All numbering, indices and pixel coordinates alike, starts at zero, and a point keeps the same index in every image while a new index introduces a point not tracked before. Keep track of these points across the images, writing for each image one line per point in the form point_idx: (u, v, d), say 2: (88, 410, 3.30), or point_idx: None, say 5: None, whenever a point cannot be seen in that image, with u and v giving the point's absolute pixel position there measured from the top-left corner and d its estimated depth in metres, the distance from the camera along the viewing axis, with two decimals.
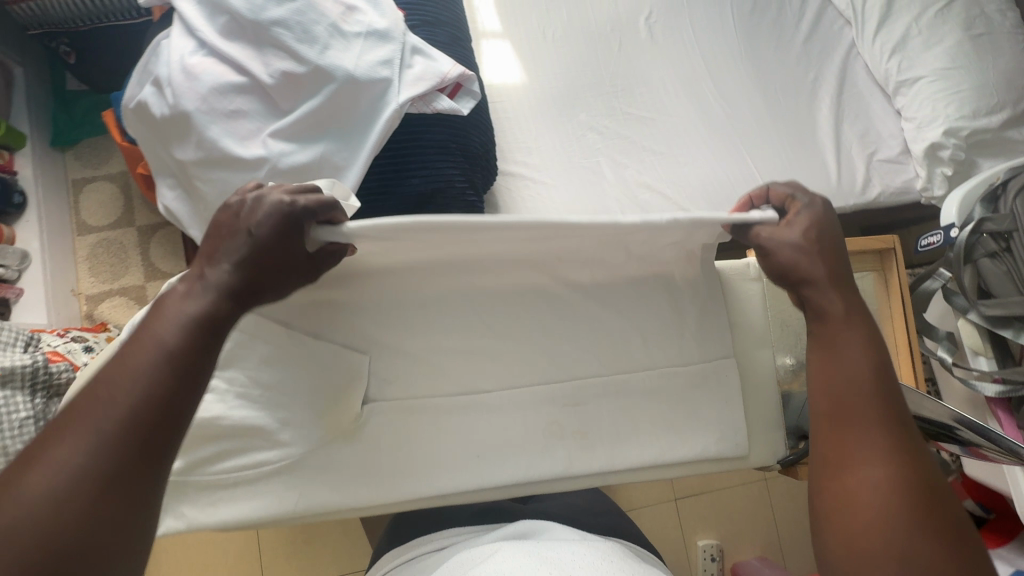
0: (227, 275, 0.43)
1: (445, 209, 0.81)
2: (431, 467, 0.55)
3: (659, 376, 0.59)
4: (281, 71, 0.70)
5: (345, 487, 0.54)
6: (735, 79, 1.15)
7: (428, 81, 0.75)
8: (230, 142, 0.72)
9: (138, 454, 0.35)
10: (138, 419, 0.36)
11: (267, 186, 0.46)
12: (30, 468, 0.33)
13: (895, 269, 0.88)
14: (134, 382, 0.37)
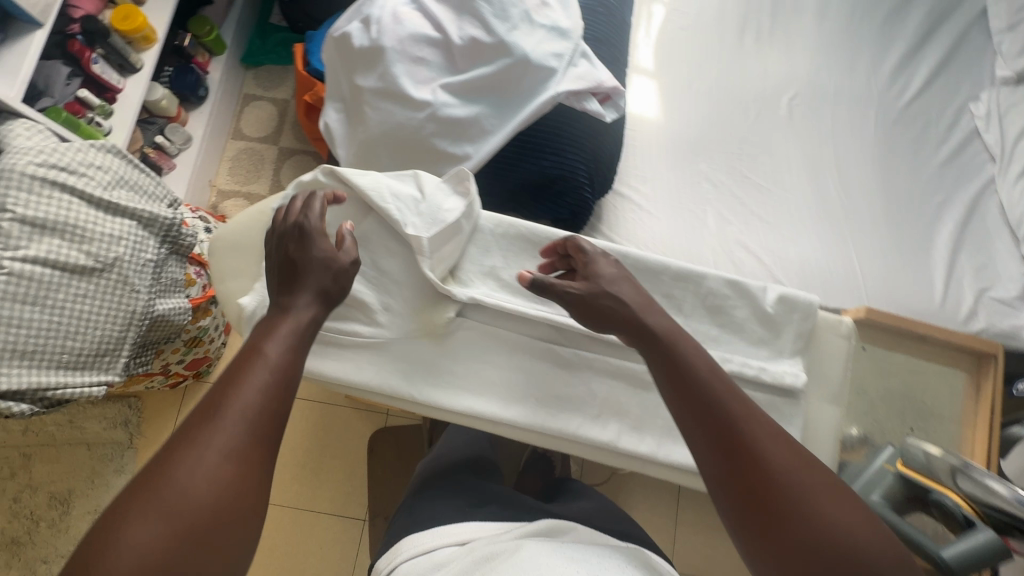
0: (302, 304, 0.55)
1: (562, 197, 0.88)
2: (489, 394, 0.59)
3: None
4: (470, 37, 0.81)
5: (410, 382, 0.59)
6: (860, 177, 1.16)
7: (587, 82, 0.83)
8: (407, 82, 0.83)
9: (271, 438, 0.50)
10: (273, 412, 0.50)
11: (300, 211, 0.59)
12: (189, 445, 0.46)
13: (988, 376, 0.95)
14: (267, 381, 0.50)
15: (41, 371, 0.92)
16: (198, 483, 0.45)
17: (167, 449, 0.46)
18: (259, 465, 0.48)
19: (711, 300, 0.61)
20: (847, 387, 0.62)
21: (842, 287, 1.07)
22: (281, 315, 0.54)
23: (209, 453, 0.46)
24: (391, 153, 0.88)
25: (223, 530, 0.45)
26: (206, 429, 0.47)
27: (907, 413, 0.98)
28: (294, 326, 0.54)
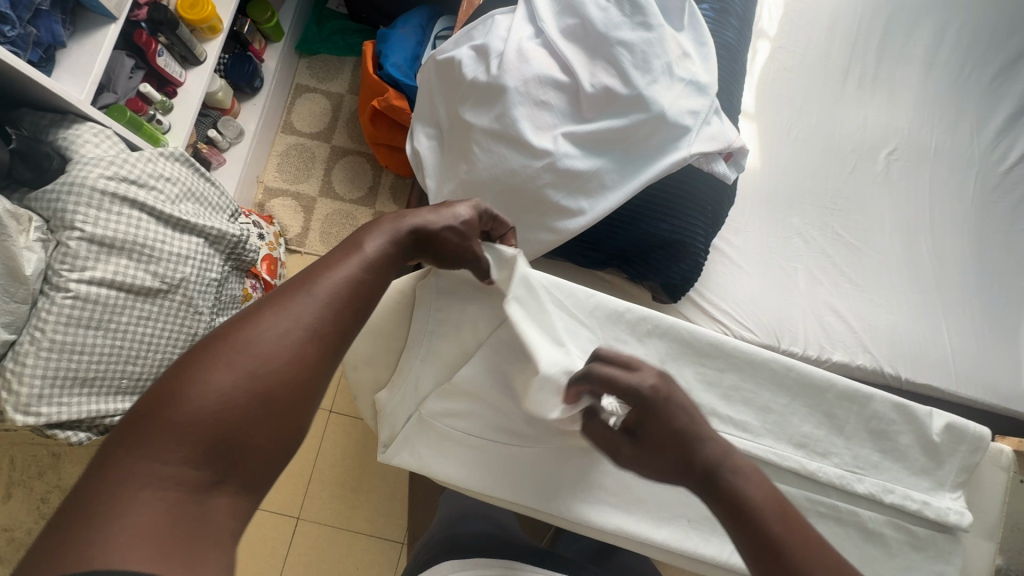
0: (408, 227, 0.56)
1: (676, 261, 0.83)
2: (618, 506, 0.65)
3: (886, 523, 0.57)
4: (604, 86, 0.74)
5: (546, 490, 0.65)
6: (954, 244, 1.12)
7: (720, 143, 0.77)
8: (527, 126, 0.76)
9: (349, 333, 0.48)
10: (353, 308, 0.49)
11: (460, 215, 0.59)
12: (279, 307, 0.45)
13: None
14: (357, 274, 0.50)
15: (100, 399, 0.85)
16: (280, 347, 0.43)
17: (256, 307, 0.45)
18: (336, 350, 0.47)
19: (874, 424, 0.58)
20: (1000, 521, 0.59)
21: (932, 360, 1.04)
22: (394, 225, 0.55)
23: (294, 317, 0.45)
24: (498, 200, 0.81)
25: (294, 401, 0.43)
26: (297, 294, 0.46)
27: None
28: (390, 234, 0.54)
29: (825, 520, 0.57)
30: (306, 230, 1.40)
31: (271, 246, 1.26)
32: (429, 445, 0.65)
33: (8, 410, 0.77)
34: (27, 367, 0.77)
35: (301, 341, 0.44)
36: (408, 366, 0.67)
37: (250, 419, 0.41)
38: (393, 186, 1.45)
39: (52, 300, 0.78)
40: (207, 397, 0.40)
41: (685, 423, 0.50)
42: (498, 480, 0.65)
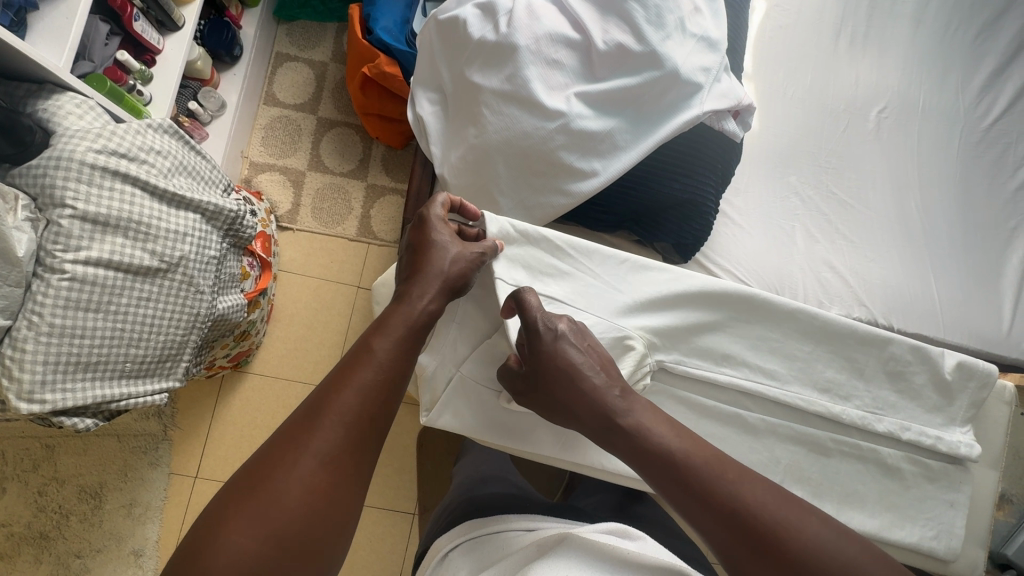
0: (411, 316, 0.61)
1: (687, 221, 0.83)
2: None
3: (902, 458, 0.60)
4: (617, 42, 0.73)
5: (578, 445, 0.68)
6: (941, 198, 1.16)
7: (731, 100, 0.78)
8: (539, 87, 0.75)
9: (360, 456, 0.55)
10: (364, 429, 0.56)
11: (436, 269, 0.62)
12: (300, 444, 0.53)
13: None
14: (365, 396, 0.56)
15: (103, 384, 0.82)
16: (297, 486, 0.51)
17: (278, 447, 0.53)
18: (351, 472, 0.54)
19: (892, 365, 0.60)
20: (1004, 451, 0.63)
21: (921, 310, 1.09)
22: (404, 326, 0.60)
23: (311, 455, 0.53)
24: (511, 164, 0.80)
25: (312, 534, 0.51)
26: (315, 430, 0.54)
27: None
28: (395, 337, 0.60)
29: (846, 459, 0.60)
30: (298, 206, 1.37)
31: (263, 223, 1.22)
32: (469, 407, 0.67)
33: (9, 398, 0.74)
34: (27, 355, 0.74)
35: (316, 475, 0.52)
36: (444, 331, 0.67)
37: (279, 558, 0.49)
38: (384, 158, 1.42)
39: (48, 282, 0.75)
40: (236, 547, 0.48)
41: (574, 359, 0.58)
42: (545, 435, 0.68)
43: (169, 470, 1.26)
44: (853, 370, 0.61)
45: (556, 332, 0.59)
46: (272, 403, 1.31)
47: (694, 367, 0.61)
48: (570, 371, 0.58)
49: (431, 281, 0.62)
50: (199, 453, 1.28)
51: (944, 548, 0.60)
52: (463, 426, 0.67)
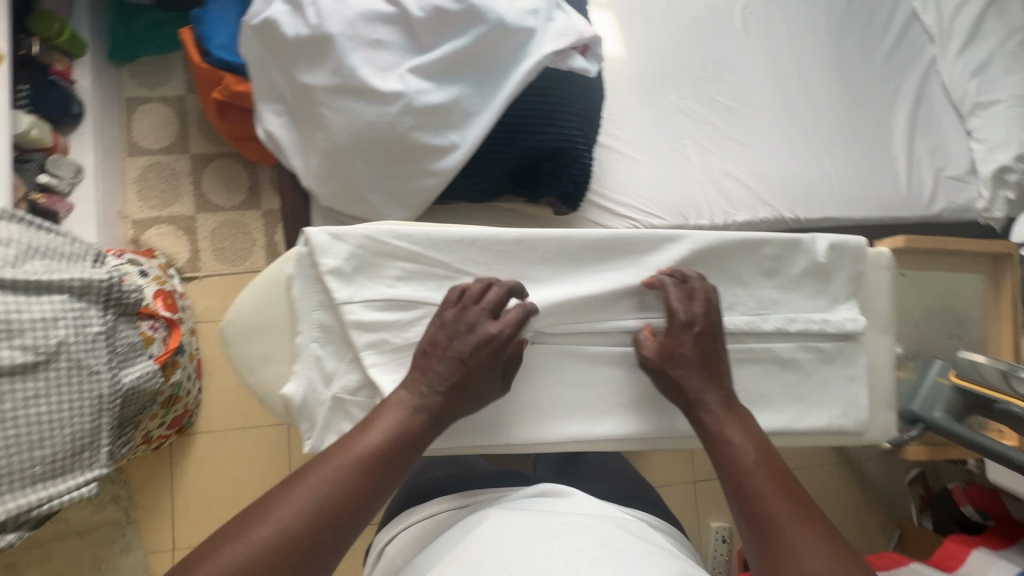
0: (428, 398, 0.49)
1: (561, 169, 0.81)
2: (558, 415, 0.59)
3: (795, 349, 0.61)
4: (433, 7, 0.69)
5: (479, 430, 0.58)
6: (819, 79, 1.18)
7: (570, 37, 0.75)
8: (369, 72, 0.71)
9: (313, 564, 0.42)
10: (324, 528, 0.43)
11: (466, 337, 0.50)
12: (255, 523, 0.42)
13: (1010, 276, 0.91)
14: (342, 486, 0.45)
15: (16, 494, 0.78)
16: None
17: (235, 521, 0.43)
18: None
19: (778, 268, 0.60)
20: (892, 315, 0.65)
21: (822, 195, 1.11)
22: (410, 413, 0.49)
23: (255, 545, 0.41)
24: (368, 158, 0.76)
25: None
26: (278, 514, 0.42)
27: (946, 318, 0.90)
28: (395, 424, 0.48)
29: (745, 364, 0.61)
30: (196, 253, 1.30)
31: (160, 280, 1.15)
32: None
33: None
34: None
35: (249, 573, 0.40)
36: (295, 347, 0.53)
37: None
38: (273, 180, 1.35)
39: None
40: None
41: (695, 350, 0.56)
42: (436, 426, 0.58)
43: (143, 551, 1.23)
44: (730, 279, 0.61)
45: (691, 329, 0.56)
46: (227, 457, 1.27)
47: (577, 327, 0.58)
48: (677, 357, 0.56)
49: (449, 364, 0.50)
50: (170, 526, 1.24)
51: (854, 424, 0.61)
52: None
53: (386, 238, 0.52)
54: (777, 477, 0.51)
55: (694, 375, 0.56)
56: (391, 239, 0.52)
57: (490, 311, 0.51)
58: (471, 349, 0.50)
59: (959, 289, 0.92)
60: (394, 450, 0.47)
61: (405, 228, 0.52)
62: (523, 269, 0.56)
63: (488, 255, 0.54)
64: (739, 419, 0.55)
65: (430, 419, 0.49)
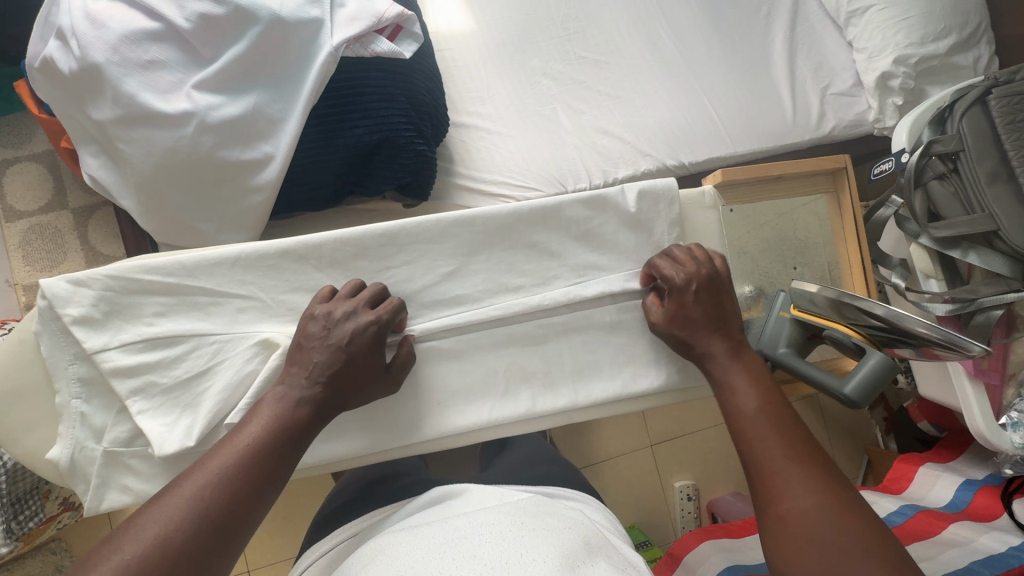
0: (309, 389, 0.45)
1: (393, 160, 0.78)
2: (374, 423, 0.54)
3: (619, 310, 0.58)
4: (197, 15, 0.64)
5: None
6: (687, 16, 1.13)
7: (364, 21, 0.70)
8: (150, 96, 0.66)
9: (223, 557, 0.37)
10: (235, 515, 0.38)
11: (333, 326, 0.47)
12: (163, 510, 0.37)
13: (847, 188, 0.97)
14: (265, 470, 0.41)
15: None
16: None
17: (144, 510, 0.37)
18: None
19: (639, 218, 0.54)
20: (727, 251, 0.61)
21: (705, 135, 1.06)
22: (297, 402, 0.45)
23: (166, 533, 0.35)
24: (181, 186, 0.72)
25: None
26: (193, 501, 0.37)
27: (782, 250, 1.01)
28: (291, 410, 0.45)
29: (570, 333, 0.58)
30: None
31: None
32: None
33: None
34: None
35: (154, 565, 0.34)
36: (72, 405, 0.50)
37: None
38: None
39: None
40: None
41: (697, 304, 0.53)
42: None
43: None
44: (539, 248, 0.57)
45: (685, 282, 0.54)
46: None
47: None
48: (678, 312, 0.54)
49: (325, 354, 0.46)
50: None
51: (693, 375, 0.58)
52: (134, 503, 0.49)
53: (133, 273, 0.48)
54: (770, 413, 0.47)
55: (701, 329, 0.53)
56: (137, 271, 0.48)
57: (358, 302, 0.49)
58: (341, 334, 0.47)
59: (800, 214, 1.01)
60: (291, 435, 0.44)
61: (155, 260, 0.49)
62: (299, 280, 0.52)
63: (254, 273, 0.51)
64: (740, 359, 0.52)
65: (315, 410, 0.45)
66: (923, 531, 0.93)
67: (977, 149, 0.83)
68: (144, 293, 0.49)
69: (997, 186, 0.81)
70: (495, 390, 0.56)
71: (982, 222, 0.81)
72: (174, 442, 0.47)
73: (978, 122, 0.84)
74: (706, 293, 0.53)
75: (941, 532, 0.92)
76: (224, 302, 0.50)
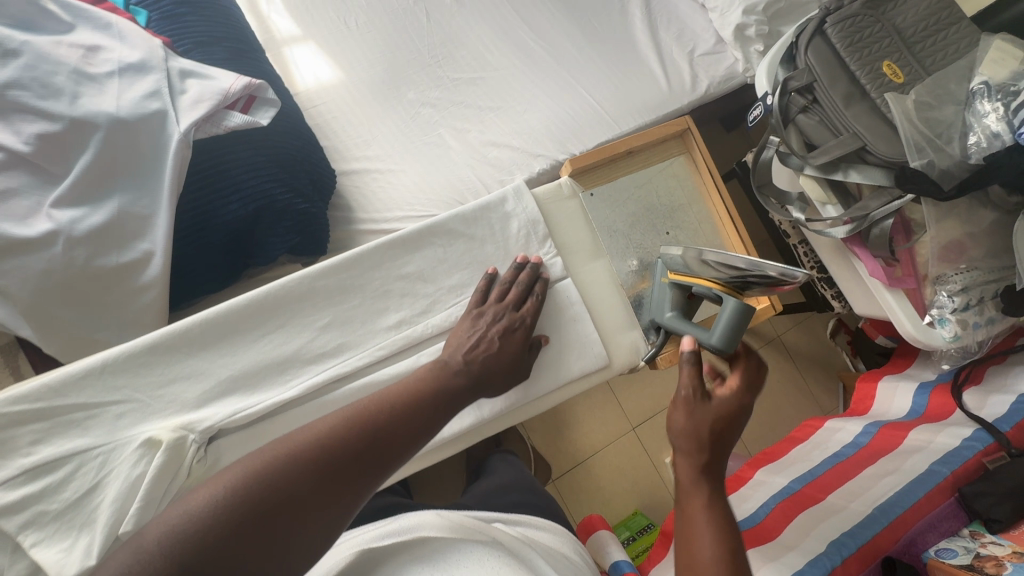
0: (468, 365, 0.61)
1: (276, 226, 0.79)
2: None
3: None
4: (37, 135, 0.64)
5: None
6: (546, 17, 1.16)
7: (209, 100, 0.71)
8: (6, 225, 0.64)
9: (377, 451, 0.49)
10: (389, 431, 0.51)
11: (493, 309, 0.66)
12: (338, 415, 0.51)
13: (697, 146, 0.89)
14: (411, 412, 0.53)
15: None
16: (245, 492, 0.42)
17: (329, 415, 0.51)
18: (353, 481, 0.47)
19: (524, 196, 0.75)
20: (589, 237, 0.83)
21: (590, 123, 1.09)
22: (449, 371, 0.59)
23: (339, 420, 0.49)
24: (63, 302, 0.69)
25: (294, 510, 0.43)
26: (363, 408, 0.51)
27: (650, 219, 0.85)
28: (443, 372, 0.59)
29: None
30: None
31: None
32: None
33: None
34: None
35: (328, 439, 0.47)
36: None
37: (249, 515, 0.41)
38: None
39: None
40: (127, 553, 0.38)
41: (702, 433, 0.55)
42: None
43: None
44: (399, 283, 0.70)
45: (713, 399, 0.57)
46: None
47: (250, 407, 0.59)
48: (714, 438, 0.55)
49: (488, 329, 0.64)
50: None
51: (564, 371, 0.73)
52: None
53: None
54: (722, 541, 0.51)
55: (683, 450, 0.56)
56: (4, 404, 0.53)
57: (506, 289, 0.69)
58: (495, 319, 0.65)
59: (657, 181, 0.87)
60: (417, 423, 0.53)
61: (21, 388, 0.54)
62: (175, 371, 0.59)
63: (128, 376, 0.58)
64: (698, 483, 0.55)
65: (467, 386, 0.59)
66: (888, 446, 0.95)
67: (828, 77, 0.86)
68: (34, 413, 0.54)
69: (854, 105, 0.85)
70: None
71: (850, 141, 0.84)
72: (74, 565, 0.50)
73: (824, 51, 0.88)
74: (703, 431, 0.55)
75: (902, 442, 0.93)
76: (123, 402, 0.57)
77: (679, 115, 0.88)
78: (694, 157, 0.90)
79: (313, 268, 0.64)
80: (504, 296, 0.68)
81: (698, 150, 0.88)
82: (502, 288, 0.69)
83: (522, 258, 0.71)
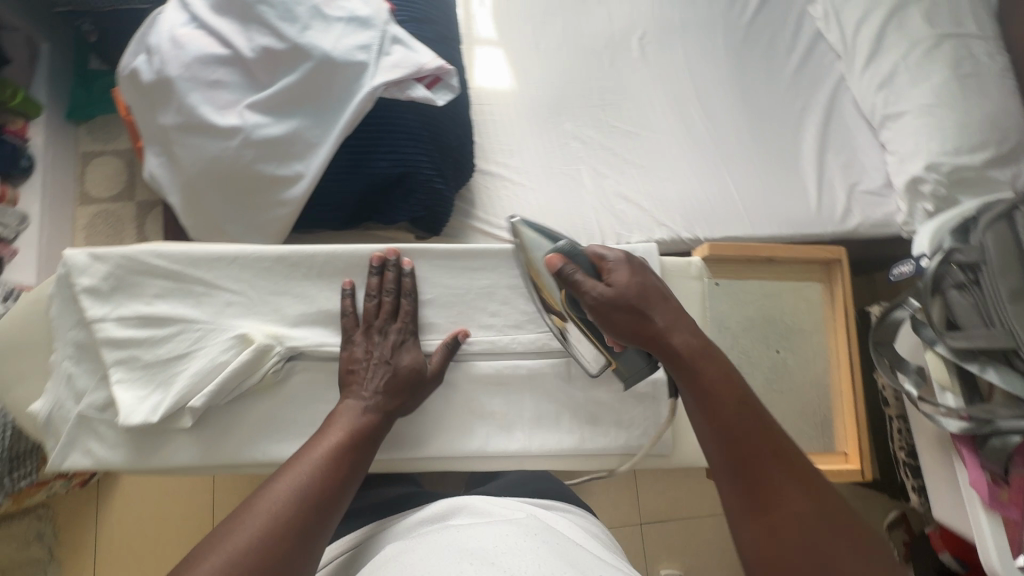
0: (377, 399, 0.60)
1: (410, 195, 0.84)
2: None
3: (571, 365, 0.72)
4: (262, 47, 0.74)
5: (246, 442, 0.62)
6: (722, 100, 1.17)
7: (404, 69, 0.78)
8: (208, 109, 0.73)
9: (329, 502, 0.52)
10: (336, 480, 0.54)
11: (379, 325, 0.63)
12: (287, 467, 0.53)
13: (841, 278, 0.88)
14: (344, 446, 0.56)
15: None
16: None
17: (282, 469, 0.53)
18: (315, 530, 0.50)
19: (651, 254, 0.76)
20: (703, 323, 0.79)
21: (725, 215, 1.07)
22: (364, 409, 0.59)
23: (292, 480, 0.52)
24: (218, 190, 0.77)
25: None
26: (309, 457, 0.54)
27: (764, 333, 0.90)
28: (359, 414, 0.59)
29: (532, 387, 0.71)
30: None
31: None
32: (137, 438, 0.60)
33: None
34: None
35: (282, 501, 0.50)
36: None
37: None
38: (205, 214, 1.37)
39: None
40: None
41: (654, 314, 0.59)
42: (196, 438, 0.61)
43: None
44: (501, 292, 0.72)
45: (612, 282, 0.59)
46: (150, 494, 1.17)
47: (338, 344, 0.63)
48: (637, 308, 0.59)
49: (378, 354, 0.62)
50: (91, 560, 1.13)
51: (621, 440, 0.71)
52: (93, 465, 0.60)
53: (142, 258, 0.61)
54: (744, 405, 0.56)
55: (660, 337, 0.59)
56: (147, 256, 0.61)
57: (375, 300, 0.65)
58: (389, 342, 0.63)
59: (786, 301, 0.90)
60: (353, 465, 0.56)
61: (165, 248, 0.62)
62: (284, 285, 0.64)
63: (249, 273, 0.63)
64: (691, 365, 0.58)
65: (382, 415, 0.60)
66: None
67: (1001, 263, 0.79)
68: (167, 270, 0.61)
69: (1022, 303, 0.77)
70: (455, 427, 0.69)
71: (1001, 338, 0.77)
72: (141, 414, 0.58)
73: (1003, 236, 0.81)
74: (651, 306, 0.59)
75: None
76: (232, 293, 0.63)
77: (834, 244, 0.86)
78: (832, 288, 0.90)
79: (441, 249, 0.69)
80: (376, 307, 0.64)
81: (840, 282, 0.87)
82: (375, 297, 0.65)
83: (378, 260, 0.65)
